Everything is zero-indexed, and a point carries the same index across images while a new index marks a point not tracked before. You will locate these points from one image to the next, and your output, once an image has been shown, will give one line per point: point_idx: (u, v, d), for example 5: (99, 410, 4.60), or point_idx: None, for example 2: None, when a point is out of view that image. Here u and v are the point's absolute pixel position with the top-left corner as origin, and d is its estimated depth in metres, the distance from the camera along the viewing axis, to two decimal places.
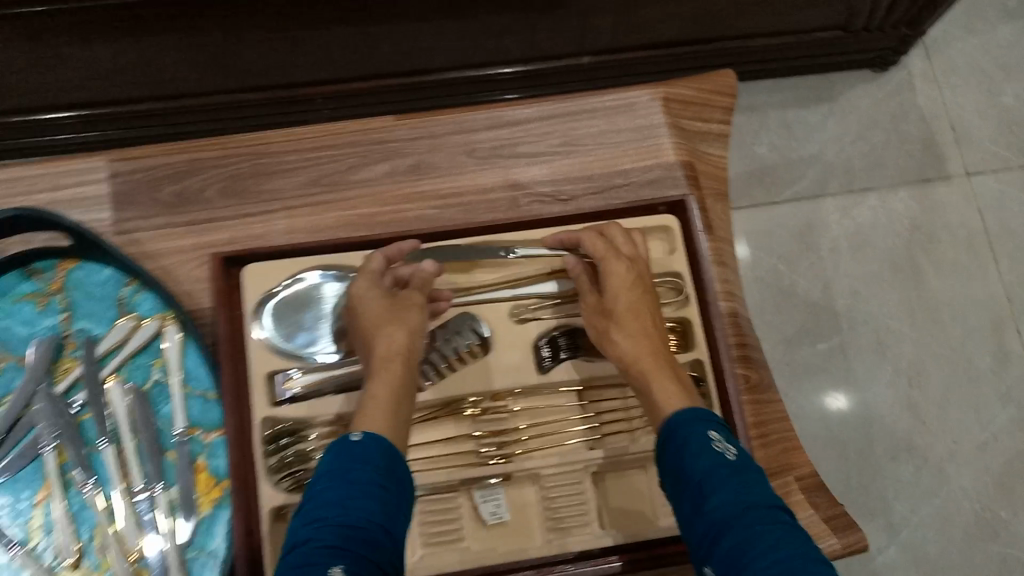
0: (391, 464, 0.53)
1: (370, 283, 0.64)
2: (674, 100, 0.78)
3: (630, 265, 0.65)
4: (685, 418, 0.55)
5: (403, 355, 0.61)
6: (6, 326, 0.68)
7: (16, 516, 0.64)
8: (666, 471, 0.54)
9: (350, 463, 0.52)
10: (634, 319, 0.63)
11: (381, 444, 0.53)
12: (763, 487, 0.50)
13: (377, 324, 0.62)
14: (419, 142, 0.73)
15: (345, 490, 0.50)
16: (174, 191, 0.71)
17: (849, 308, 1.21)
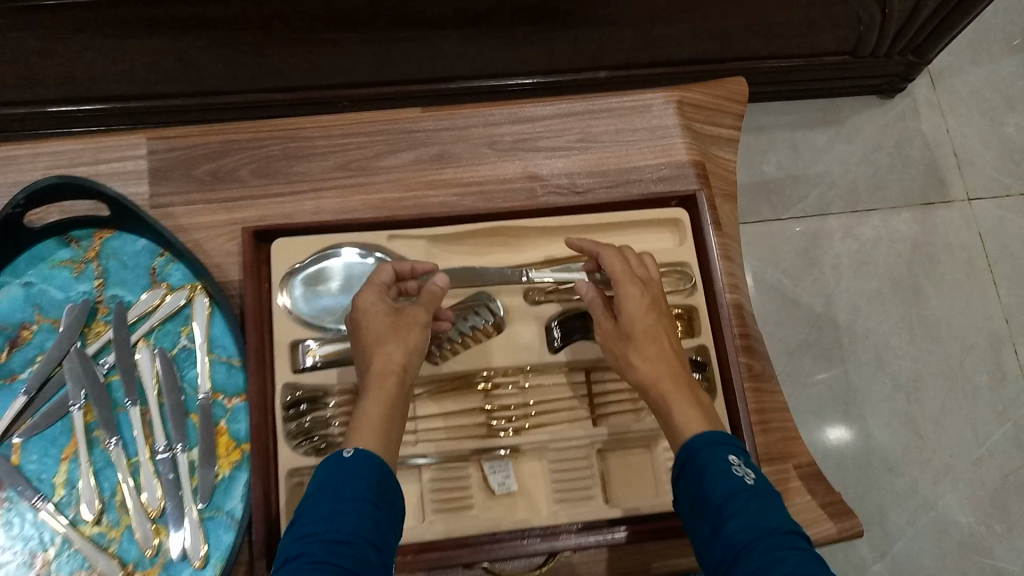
0: (382, 481, 0.52)
1: (376, 299, 0.63)
2: (688, 104, 0.82)
3: (644, 288, 0.65)
4: (702, 442, 0.55)
5: (399, 373, 0.59)
6: (43, 289, 0.71)
7: (42, 470, 0.67)
8: (685, 495, 0.54)
9: (342, 478, 0.51)
10: (653, 343, 0.63)
11: (373, 462, 0.53)
12: (781, 511, 0.51)
13: (378, 339, 0.60)
14: (444, 133, 0.77)
15: (336, 506, 0.49)
16: (209, 170, 0.74)
17: (849, 322, 1.25)
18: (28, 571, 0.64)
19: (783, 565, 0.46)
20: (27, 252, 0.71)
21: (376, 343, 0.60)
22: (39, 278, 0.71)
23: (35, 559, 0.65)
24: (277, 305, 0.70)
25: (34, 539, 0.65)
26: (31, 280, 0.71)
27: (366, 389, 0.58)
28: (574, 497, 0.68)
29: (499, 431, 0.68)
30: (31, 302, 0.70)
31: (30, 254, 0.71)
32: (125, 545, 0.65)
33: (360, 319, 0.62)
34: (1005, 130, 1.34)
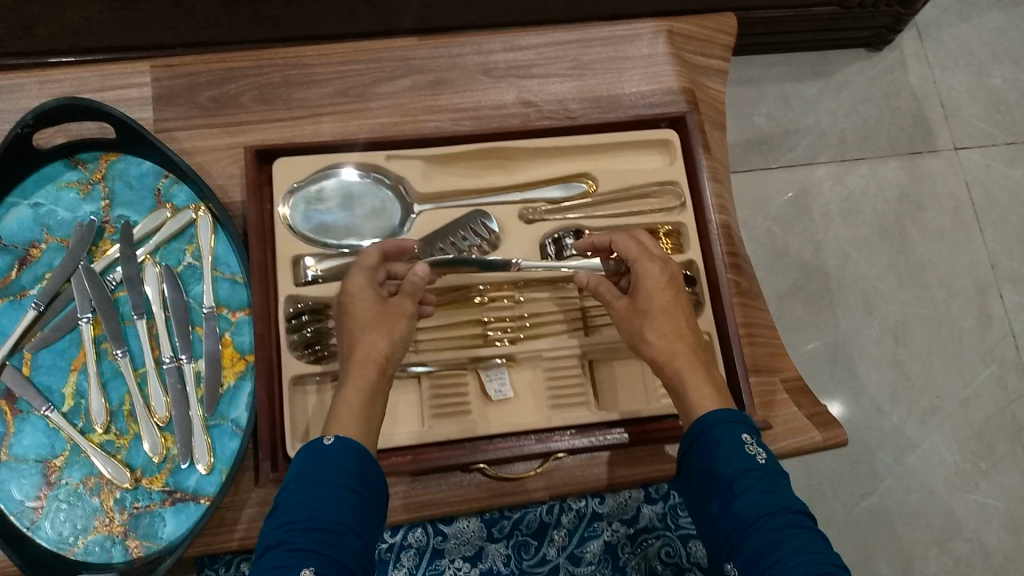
0: (361, 468, 0.53)
1: (365, 284, 0.62)
2: (678, 34, 0.84)
3: (663, 268, 0.65)
4: (716, 419, 0.56)
5: (381, 362, 0.59)
6: (51, 210, 0.73)
7: (52, 381, 0.69)
8: (697, 470, 0.56)
9: (320, 466, 0.52)
10: (670, 320, 0.63)
11: (352, 449, 0.54)
12: (789, 491, 0.52)
13: (362, 327, 0.60)
14: (439, 60, 0.80)
15: (316, 492, 0.50)
16: (211, 96, 0.77)
17: (839, 270, 1.25)
18: (40, 476, 0.66)
19: (790, 545, 0.48)
20: (35, 174, 0.74)
21: (358, 329, 0.61)
22: (47, 199, 0.73)
23: (46, 465, 0.67)
24: (279, 219, 0.72)
25: (45, 446, 0.67)
26: (39, 201, 0.73)
27: (346, 376, 0.59)
28: (569, 402, 0.71)
29: (495, 341, 0.71)
30: (40, 223, 0.73)
31: (38, 176, 0.74)
32: (134, 452, 0.67)
33: (347, 302, 0.62)
34: (992, 82, 1.34)
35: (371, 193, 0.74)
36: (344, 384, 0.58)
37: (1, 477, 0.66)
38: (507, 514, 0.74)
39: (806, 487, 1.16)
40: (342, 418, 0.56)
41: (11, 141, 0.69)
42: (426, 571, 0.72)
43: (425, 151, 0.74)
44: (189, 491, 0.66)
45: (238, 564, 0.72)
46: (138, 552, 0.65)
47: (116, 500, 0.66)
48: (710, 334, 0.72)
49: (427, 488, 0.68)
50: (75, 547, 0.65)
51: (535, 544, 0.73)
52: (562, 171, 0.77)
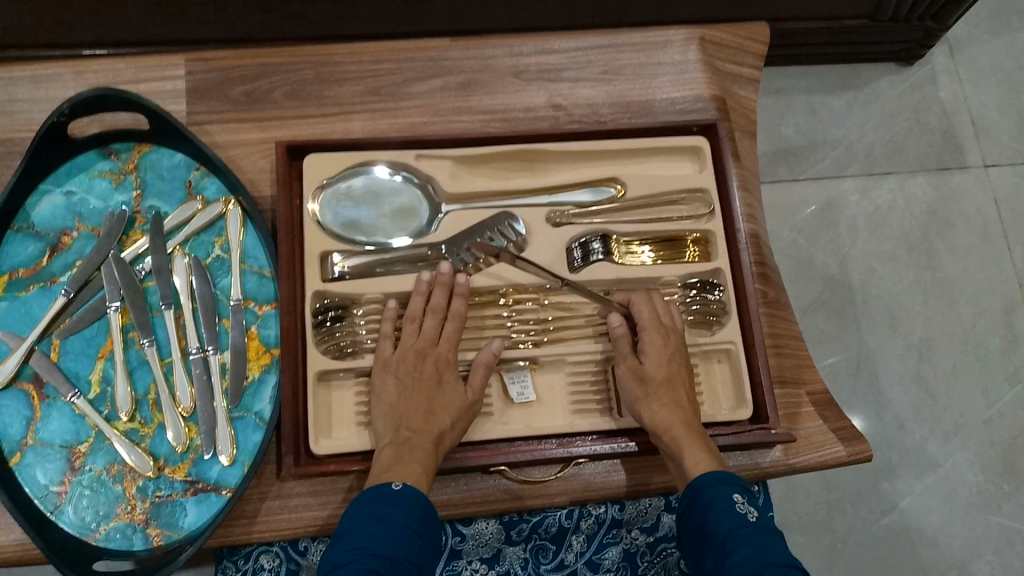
0: (425, 515, 0.57)
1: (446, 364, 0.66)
2: (710, 42, 0.83)
3: (667, 336, 0.67)
4: (706, 480, 0.59)
5: (435, 441, 0.63)
6: (84, 198, 0.74)
7: (79, 369, 0.69)
8: (692, 531, 0.57)
9: (388, 506, 0.56)
10: (674, 389, 0.65)
11: (418, 498, 0.57)
12: (781, 547, 0.54)
13: (434, 409, 0.64)
14: (471, 61, 0.80)
15: (385, 528, 0.54)
16: (245, 91, 0.77)
17: (864, 284, 1.24)
18: (65, 462, 0.67)
19: None
20: (70, 163, 0.74)
21: (426, 408, 0.63)
22: (79, 187, 0.74)
23: (71, 451, 0.67)
24: (308, 214, 0.72)
25: (70, 432, 0.68)
26: (72, 190, 0.74)
27: (405, 447, 0.61)
28: (591, 408, 0.70)
29: (518, 344, 0.71)
30: (72, 211, 0.73)
31: (73, 164, 0.74)
32: (158, 441, 0.68)
33: (428, 379, 0.65)
34: None
35: (400, 191, 0.74)
36: (404, 453, 0.61)
37: (27, 461, 0.67)
38: (526, 517, 0.71)
39: (825, 502, 1.15)
40: (406, 476, 0.59)
41: (47, 130, 0.70)
42: (444, 571, 0.71)
43: (455, 152, 0.74)
44: (211, 482, 0.66)
45: (257, 557, 0.72)
46: (159, 541, 0.65)
47: (138, 489, 0.66)
48: (734, 344, 0.71)
49: (443, 491, 0.67)
50: (97, 534, 0.65)
51: (553, 548, 0.72)
52: (592, 175, 0.77)
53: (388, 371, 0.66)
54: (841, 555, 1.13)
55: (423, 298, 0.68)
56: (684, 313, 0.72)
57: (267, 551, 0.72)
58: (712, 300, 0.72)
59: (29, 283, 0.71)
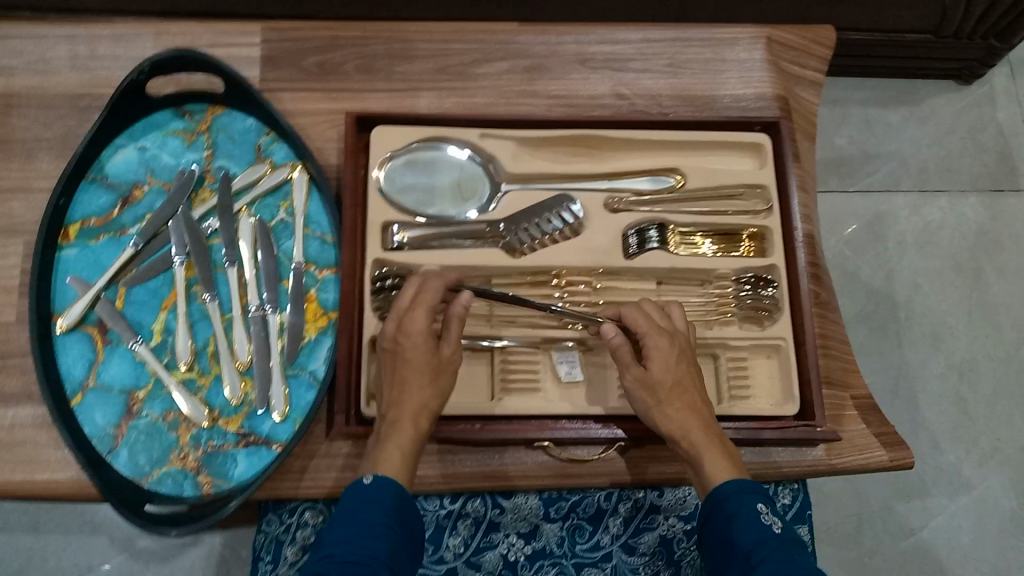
0: (399, 506, 0.56)
1: (422, 325, 0.62)
2: (776, 42, 0.84)
3: (671, 338, 0.65)
4: (729, 488, 0.58)
5: (417, 414, 0.61)
6: (156, 154, 0.76)
7: (142, 318, 0.71)
8: (715, 542, 0.57)
9: (359, 504, 0.55)
10: (684, 393, 0.64)
11: (391, 489, 0.56)
12: (807, 558, 0.53)
13: (406, 380, 0.61)
14: (538, 46, 0.81)
15: (357, 527, 0.53)
16: (317, 62, 0.79)
17: (909, 300, 1.23)
18: (123, 406, 0.69)
19: None
20: (145, 119, 0.77)
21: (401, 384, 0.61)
22: (153, 144, 0.76)
23: (129, 397, 0.69)
24: (372, 180, 0.73)
25: (130, 378, 0.70)
26: (146, 145, 0.76)
27: (386, 427, 0.60)
28: None
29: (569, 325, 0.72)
30: (144, 165, 0.75)
31: (148, 121, 0.77)
32: (213, 392, 0.70)
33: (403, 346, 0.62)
34: None
35: (462, 167, 0.76)
36: (385, 433, 0.60)
37: (88, 402, 0.69)
38: (565, 495, 0.73)
39: (855, 514, 1.15)
40: (381, 460, 0.58)
41: (127, 86, 0.72)
42: (481, 542, 0.72)
43: (521, 133, 0.75)
44: (262, 436, 0.69)
45: (301, 512, 0.73)
46: (209, 488, 0.67)
47: (191, 437, 0.68)
48: (785, 340, 0.72)
49: (485, 461, 0.69)
50: (150, 477, 0.67)
51: (590, 529, 0.73)
52: (653, 165, 0.77)
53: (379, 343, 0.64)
54: (868, 568, 1.13)
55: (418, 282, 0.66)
56: (735, 308, 0.73)
57: (312, 506, 0.72)
58: (759, 297, 0.73)
59: (99, 233, 0.73)
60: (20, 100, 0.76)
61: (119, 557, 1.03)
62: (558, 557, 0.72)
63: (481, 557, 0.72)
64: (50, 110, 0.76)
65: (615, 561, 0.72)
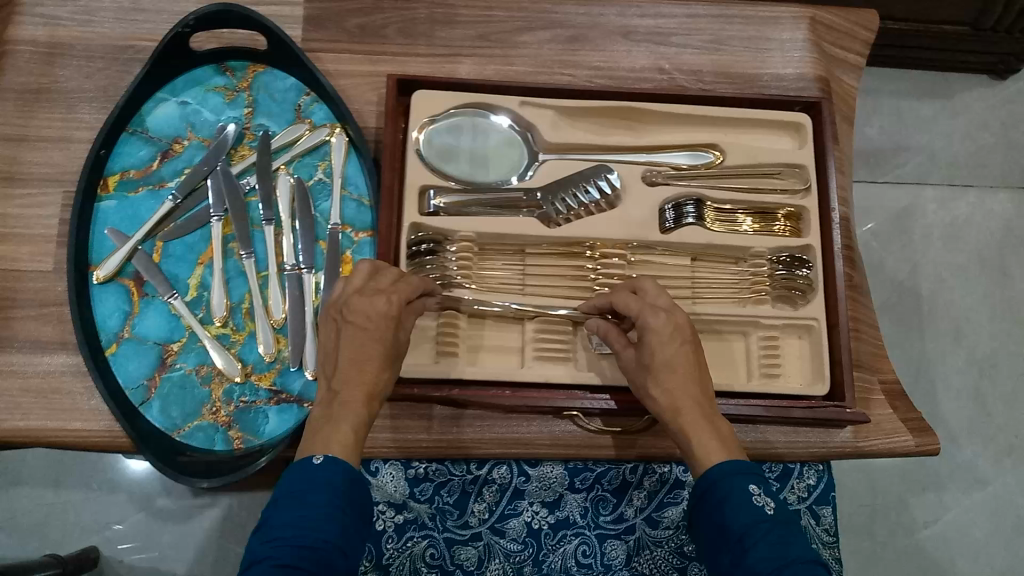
0: (350, 486, 0.49)
1: (380, 305, 0.55)
2: (820, 24, 0.84)
3: (668, 315, 0.60)
4: (725, 470, 0.54)
5: (369, 395, 0.53)
6: (197, 110, 0.76)
7: (179, 271, 0.71)
8: (707, 524, 0.53)
9: (307, 485, 0.48)
10: (676, 372, 0.58)
11: (341, 468, 0.49)
12: (802, 540, 0.50)
13: (359, 357, 0.54)
14: (581, 18, 0.81)
15: (301, 511, 0.47)
16: (359, 24, 0.79)
17: (932, 294, 1.22)
18: (158, 358, 0.69)
19: None
20: (187, 75, 0.77)
21: (361, 359, 0.54)
22: (194, 99, 0.76)
23: (163, 348, 0.69)
24: (411, 143, 0.73)
25: (165, 330, 0.70)
26: (187, 101, 0.76)
27: (333, 404, 0.52)
28: None
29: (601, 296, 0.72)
30: (185, 120, 0.75)
31: (189, 77, 0.77)
32: (247, 348, 0.70)
33: (361, 321, 0.55)
34: None
35: (500, 135, 0.76)
36: (333, 410, 0.52)
37: (123, 352, 0.69)
38: (591, 466, 0.73)
39: (869, 505, 1.14)
40: (331, 440, 0.50)
41: (171, 40, 0.72)
42: (506, 509, 0.72)
43: (561, 102, 0.75)
44: (294, 394, 0.68)
45: None
46: (240, 444, 0.67)
47: (224, 392, 0.68)
48: (818, 321, 0.72)
49: (516, 428, 0.70)
50: (181, 430, 0.67)
51: (614, 501, 0.73)
52: (692, 139, 0.77)
53: (329, 317, 0.57)
54: (881, 559, 1.12)
55: (391, 274, 0.59)
56: (767, 286, 0.73)
57: None
58: (794, 275, 0.72)
59: (139, 185, 0.73)
60: (64, 51, 0.77)
61: (138, 515, 1.03)
62: (581, 527, 0.72)
63: (506, 524, 0.72)
64: (93, 62, 0.77)
65: (639, 533, 0.72)
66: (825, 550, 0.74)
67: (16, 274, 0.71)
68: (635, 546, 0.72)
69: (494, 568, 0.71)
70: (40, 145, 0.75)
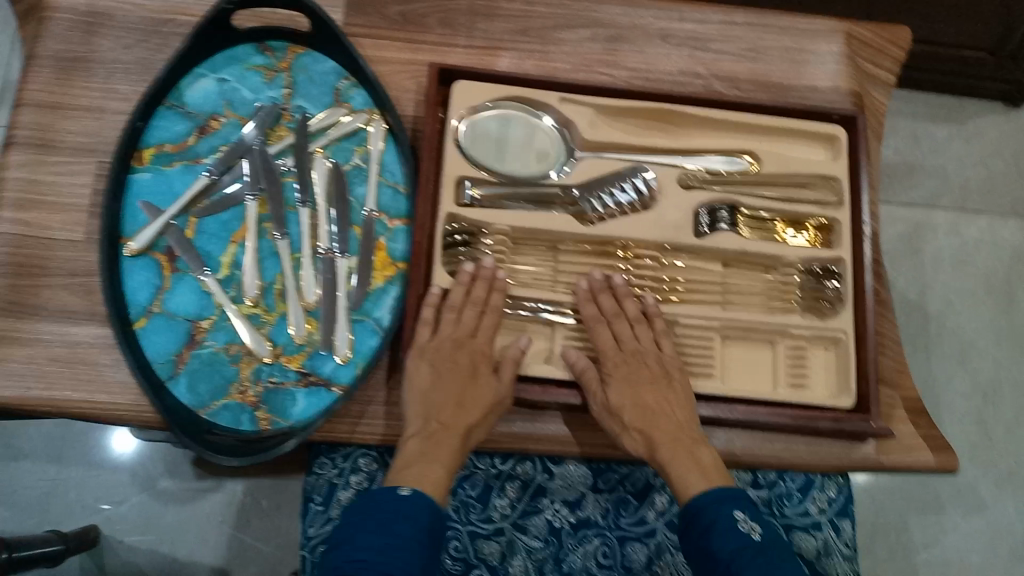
0: (432, 522, 0.57)
1: (479, 350, 0.68)
2: (856, 39, 0.84)
3: (643, 359, 0.68)
4: (706, 500, 0.59)
5: (463, 433, 0.64)
6: (236, 87, 0.75)
7: (212, 249, 0.71)
8: (696, 550, 0.58)
9: (392, 517, 0.55)
10: (651, 416, 0.66)
11: (425, 504, 0.57)
12: (785, 566, 0.55)
13: (461, 399, 0.65)
14: (622, 18, 0.81)
15: (389, 539, 0.54)
16: (400, 12, 0.79)
17: (940, 315, 1.23)
18: (186, 335, 0.68)
19: None
20: (226, 51, 0.76)
21: (461, 401, 0.65)
22: (232, 76, 0.76)
23: (192, 326, 0.68)
24: (450, 131, 0.73)
25: (195, 307, 0.69)
26: (226, 78, 0.76)
27: (431, 442, 0.62)
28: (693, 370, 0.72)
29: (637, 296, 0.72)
30: (223, 98, 0.75)
31: (228, 54, 0.76)
32: (277, 330, 0.69)
33: (459, 367, 0.66)
34: None
35: (540, 130, 0.76)
36: (429, 451, 0.61)
37: (152, 327, 0.68)
38: (615, 467, 0.73)
39: (869, 523, 1.15)
40: (425, 477, 0.59)
41: (214, 16, 0.72)
42: (527, 505, 0.72)
43: (602, 100, 0.75)
44: (324, 376, 0.68)
45: (355, 458, 0.72)
46: (266, 425, 0.66)
47: (252, 371, 0.68)
48: (846, 334, 0.72)
49: (544, 424, 0.70)
50: (207, 408, 0.66)
51: (635, 503, 0.73)
52: (729, 145, 0.78)
53: (419, 358, 0.67)
54: None
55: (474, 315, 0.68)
56: (796, 295, 0.74)
57: (367, 453, 0.72)
58: (818, 287, 0.74)
59: (173, 159, 0.73)
60: (104, 21, 0.76)
61: (139, 497, 1.02)
62: (601, 529, 0.72)
63: (528, 521, 0.72)
64: (131, 34, 0.76)
65: (660, 537, 0.72)
66: (847, 564, 0.74)
67: (46, 243, 0.71)
68: (656, 549, 0.72)
69: (517, 565, 0.71)
70: (74, 114, 0.74)
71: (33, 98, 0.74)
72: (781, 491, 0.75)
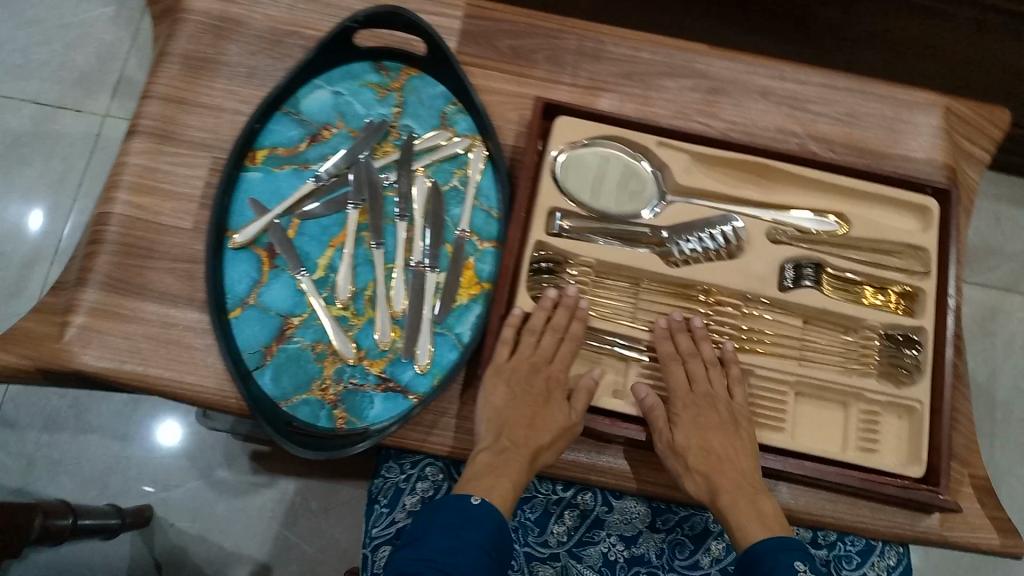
0: (498, 534, 0.60)
1: (553, 376, 0.70)
2: (954, 114, 0.85)
3: (716, 406, 0.69)
4: (765, 549, 0.59)
5: (530, 454, 0.66)
6: (350, 101, 0.79)
7: (310, 250, 0.74)
8: None
9: (463, 523, 0.59)
10: (720, 463, 0.66)
11: (493, 517, 0.60)
12: None
13: (533, 421, 0.67)
14: (724, 72, 0.83)
15: (456, 543, 0.58)
16: (510, 45, 0.82)
17: (1009, 402, 1.20)
18: (278, 328, 0.71)
19: None
20: (344, 67, 0.80)
21: (534, 422, 0.67)
22: (347, 91, 0.80)
23: (284, 321, 0.71)
24: (548, 162, 0.76)
25: (288, 303, 0.72)
26: (341, 91, 0.80)
27: (501, 457, 0.64)
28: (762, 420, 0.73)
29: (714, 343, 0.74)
30: (336, 109, 0.79)
31: (346, 70, 0.80)
32: (363, 334, 0.71)
33: (532, 389, 0.68)
34: None
35: (634, 169, 0.78)
36: (497, 464, 0.64)
37: (246, 317, 0.71)
38: (674, 509, 0.73)
39: None
40: (493, 490, 0.62)
41: (339, 32, 0.76)
42: (584, 535, 0.73)
43: (698, 148, 0.77)
44: (401, 383, 0.70)
45: (422, 466, 0.74)
46: (343, 424, 0.68)
47: (335, 371, 0.70)
48: (921, 403, 0.72)
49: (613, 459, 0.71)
50: (289, 400, 0.69)
51: (691, 547, 0.73)
52: (817, 205, 0.79)
53: (495, 377, 0.69)
54: None
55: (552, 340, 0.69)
56: (876, 359, 0.73)
57: (433, 463, 0.74)
58: (900, 354, 0.73)
59: (284, 162, 0.76)
60: (234, 27, 0.81)
61: (195, 483, 1.05)
62: (654, 567, 0.73)
63: (584, 550, 0.73)
64: (258, 41, 0.81)
65: None
66: None
67: (156, 226, 0.75)
68: None
69: None
70: (197, 110, 0.79)
71: (161, 91, 0.79)
72: (840, 552, 0.75)
